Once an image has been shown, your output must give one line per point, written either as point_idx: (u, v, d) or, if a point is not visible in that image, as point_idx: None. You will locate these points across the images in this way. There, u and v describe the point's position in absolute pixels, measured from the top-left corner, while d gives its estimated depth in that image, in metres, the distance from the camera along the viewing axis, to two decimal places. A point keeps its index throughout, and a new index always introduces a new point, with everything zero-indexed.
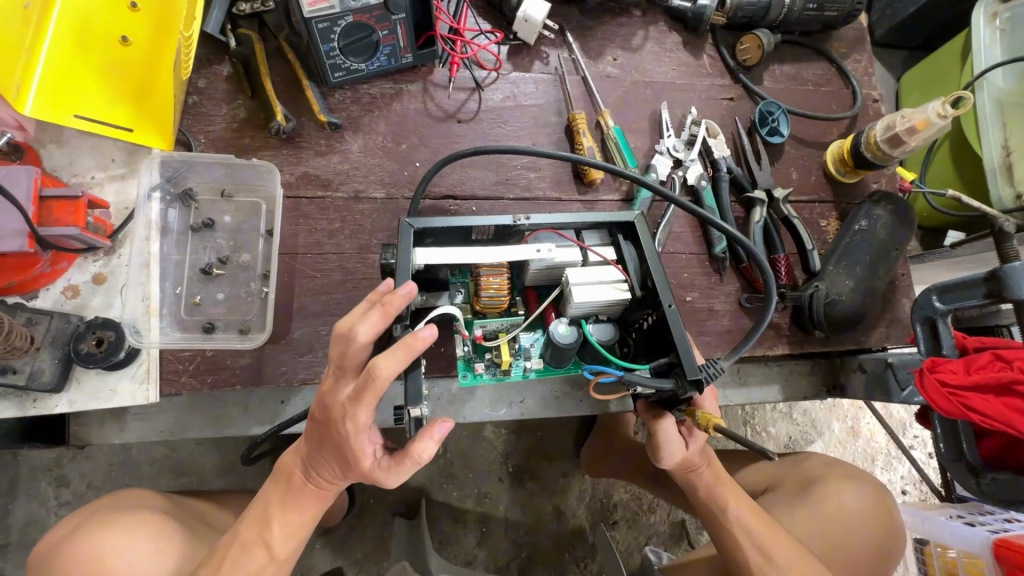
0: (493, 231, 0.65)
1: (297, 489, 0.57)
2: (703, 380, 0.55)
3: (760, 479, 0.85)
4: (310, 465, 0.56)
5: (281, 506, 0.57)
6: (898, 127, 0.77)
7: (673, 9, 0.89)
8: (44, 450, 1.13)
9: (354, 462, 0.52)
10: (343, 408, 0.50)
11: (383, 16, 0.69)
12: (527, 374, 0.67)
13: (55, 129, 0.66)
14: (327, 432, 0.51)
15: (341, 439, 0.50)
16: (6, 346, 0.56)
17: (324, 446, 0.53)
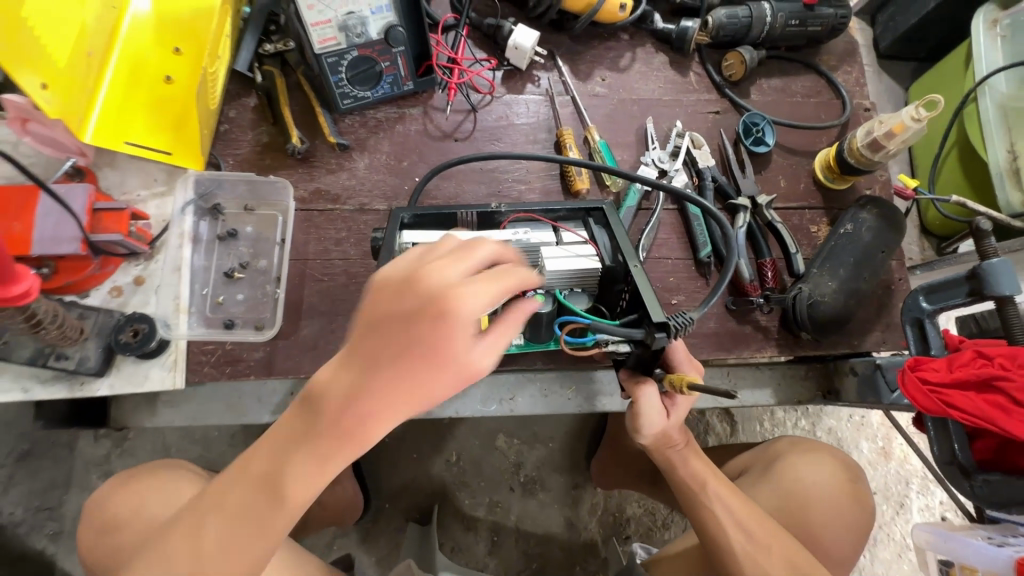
0: (478, 220, 0.74)
1: (331, 423, 0.46)
2: (674, 326, 0.59)
3: (741, 465, 0.97)
4: (358, 381, 0.44)
5: (298, 439, 0.47)
6: (877, 132, 0.80)
7: (659, 32, 0.95)
8: (96, 446, 1.27)
9: (439, 352, 0.42)
10: (448, 282, 0.43)
11: (385, 49, 0.79)
12: (507, 348, 0.74)
13: (110, 155, 0.78)
14: (433, 317, 0.42)
15: (443, 323, 0.42)
16: (61, 334, 0.67)
17: (394, 340, 0.43)
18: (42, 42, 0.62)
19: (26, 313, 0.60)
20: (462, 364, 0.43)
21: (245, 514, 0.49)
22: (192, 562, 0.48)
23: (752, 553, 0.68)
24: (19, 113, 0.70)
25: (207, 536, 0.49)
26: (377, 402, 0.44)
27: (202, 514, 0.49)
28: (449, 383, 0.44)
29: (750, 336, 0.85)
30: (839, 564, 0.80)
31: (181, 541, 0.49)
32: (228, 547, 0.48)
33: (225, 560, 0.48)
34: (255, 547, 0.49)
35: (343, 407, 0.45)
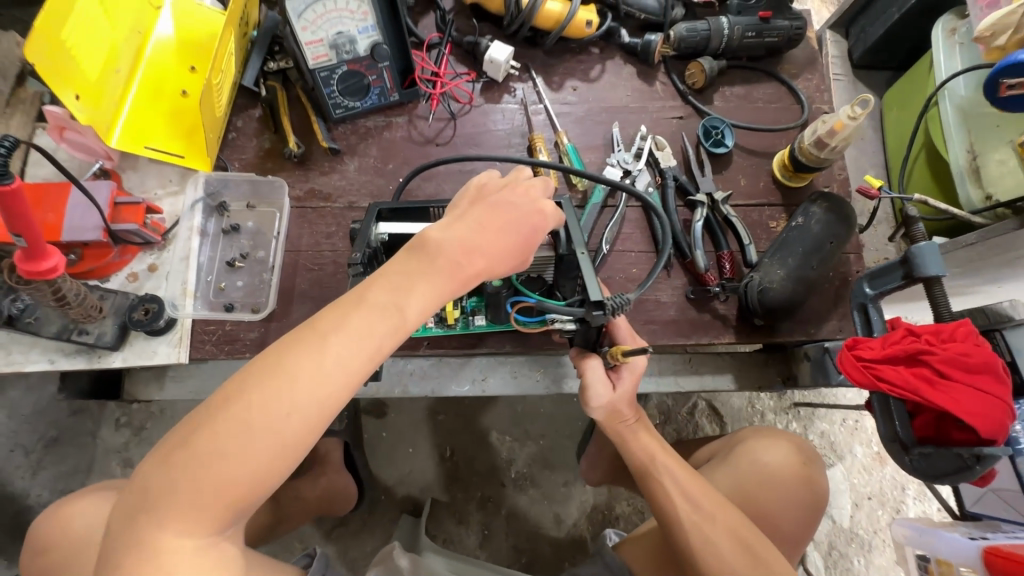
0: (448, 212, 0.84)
1: (444, 258, 0.57)
2: (609, 306, 0.66)
3: (710, 452, 1.04)
4: (467, 233, 0.59)
5: (416, 269, 0.57)
6: (819, 130, 0.87)
7: (626, 45, 1.03)
8: (118, 434, 1.39)
9: (531, 229, 0.61)
10: (540, 191, 0.65)
11: (371, 64, 0.89)
12: (471, 327, 0.84)
13: (133, 159, 0.89)
14: (535, 205, 0.62)
15: (540, 210, 0.63)
16: (83, 311, 0.77)
17: (504, 210, 0.61)
18: (77, 61, 0.74)
19: (51, 285, 0.70)
20: (535, 244, 0.62)
21: (365, 335, 0.53)
22: (312, 376, 0.51)
23: (698, 522, 0.73)
24: (58, 123, 0.82)
25: (329, 355, 0.52)
26: (477, 253, 0.59)
27: (320, 336, 0.52)
28: (513, 262, 0.61)
29: (708, 323, 0.90)
30: (786, 538, 0.88)
31: (302, 359, 0.51)
32: (347, 364, 0.52)
33: (342, 377, 0.52)
34: (364, 368, 0.53)
35: (454, 250, 0.58)
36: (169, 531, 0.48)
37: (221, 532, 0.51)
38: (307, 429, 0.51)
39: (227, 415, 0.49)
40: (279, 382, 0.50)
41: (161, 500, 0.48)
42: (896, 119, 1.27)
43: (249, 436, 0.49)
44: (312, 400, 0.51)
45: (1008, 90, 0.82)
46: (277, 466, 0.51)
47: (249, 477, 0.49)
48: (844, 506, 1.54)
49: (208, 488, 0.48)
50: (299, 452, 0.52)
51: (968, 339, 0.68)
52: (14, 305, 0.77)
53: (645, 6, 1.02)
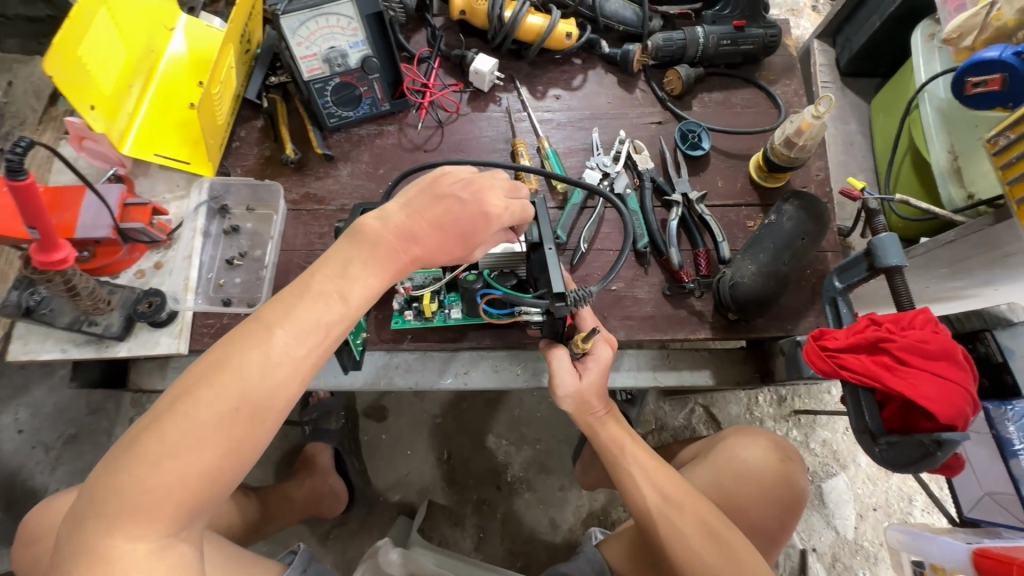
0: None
1: (387, 247, 0.63)
2: (572, 299, 0.70)
3: (694, 452, 1.06)
4: (409, 225, 0.64)
5: (359, 261, 0.62)
6: (787, 130, 0.90)
7: (607, 55, 1.08)
8: (130, 433, 1.45)
9: (469, 226, 0.66)
10: (493, 192, 0.69)
11: (362, 76, 0.96)
12: (447, 320, 0.88)
13: (145, 167, 0.97)
14: (478, 203, 0.67)
15: (484, 214, 0.67)
16: (92, 304, 0.83)
17: (450, 208, 0.66)
18: (92, 75, 0.82)
19: (64, 279, 0.76)
20: (474, 240, 0.67)
21: (309, 324, 0.58)
22: (259, 368, 0.55)
23: (666, 511, 0.74)
24: (78, 133, 0.89)
25: (275, 346, 0.56)
26: (416, 243, 0.65)
27: (265, 329, 0.56)
28: (451, 255, 0.68)
29: (685, 319, 0.92)
30: (762, 534, 0.89)
31: (250, 352, 0.55)
32: (293, 354, 0.56)
33: (289, 366, 0.56)
34: (310, 357, 0.58)
35: (396, 239, 0.64)
36: (122, 535, 0.49)
37: (178, 533, 0.52)
38: (258, 420, 0.55)
39: (176, 413, 0.52)
40: (228, 375, 0.54)
41: (112, 504, 0.49)
42: (884, 123, 1.28)
43: (199, 430, 0.52)
44: (261, 390, 0.55)
45: (974, 88, 0.85)
46: (230, 459, 0.53)
47: (202, 472, 0.52)
48: (848, 517, 1.46)
49: (161, 488, 0.50)
50: (252, 443, 0.55)
51: (927, 326, 0.69)
52: (32, 297, 0.84)
53: (624, 19, 1.07)
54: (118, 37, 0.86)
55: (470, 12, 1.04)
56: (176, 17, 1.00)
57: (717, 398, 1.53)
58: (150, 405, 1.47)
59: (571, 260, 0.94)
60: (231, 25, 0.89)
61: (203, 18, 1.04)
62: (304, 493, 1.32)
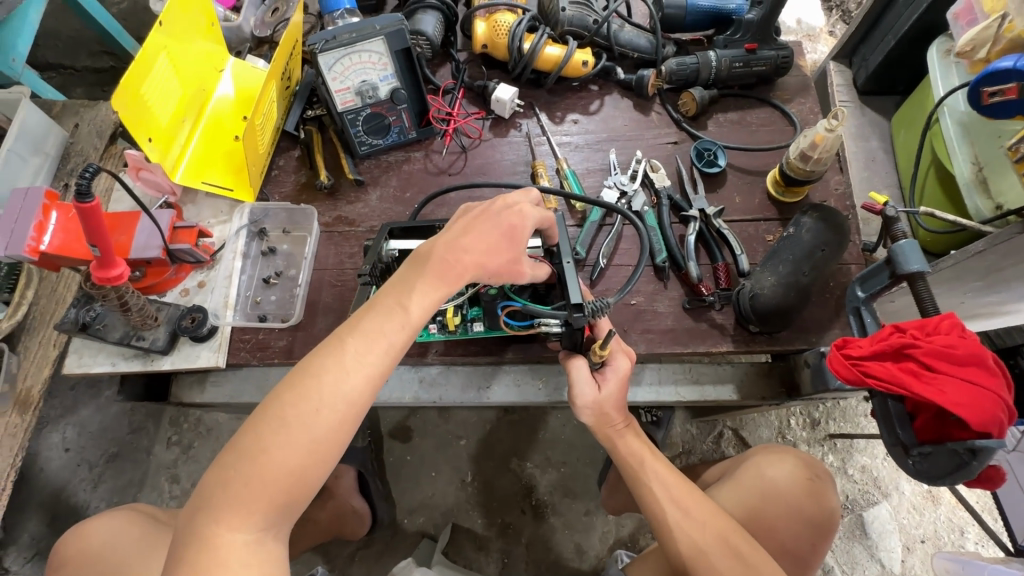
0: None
1: (437, 259, 0.65)
2: (589, 311, 0.72)
3: (719, 472, 1.03)
4: (452, 239, 0.66)
5: (417, 275, 0.64)
6: (801, 145, 0.92)
7: (622, 81, 1.13)
8: (167, 452, 1.51)
9: (509, 226, 0.67)
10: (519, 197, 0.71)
11: (391, 107, 1.03)
12: (472, 334, 0.89)
13: (192, 195, 1.05)
14: (510, 207, 0.69)
15: (518, 211, 0.69)
16: (142, 319, 0.89)
17: (484, 216, 0.68)
18: (152, 110, 0.90)
19: (118, 295, 0.83)
20: (517, 242, 0.68)
21: (376, 334, 0.61)
22: (334, 375, 0.58)
23: (686, 528, 0.73)
24: (135, 165, 0.97)
25: (346, 355, 0.59)
26: (465, 252, 0.65)
27: (339, 341, 0.61)
28: (504, 261, 0.68)
29: (706, 332, 0.93)
30: (793, 556, 0.86)
31: (326, 361, 0.59)
32: (363, 363, 0.60)
33: (360, 375, 0.59)
34: (380, 367, 0.60)
35: (444, 250, 0.65)
36: (223, 526, 0.54)
37: (269, 529, 0.56)
38: (334, 425, 0.58)
39: (266, 417, 0.57)
40: (307, 382, 0.58)
41: (216, 497, 0.55)
42: (905, 139, 1.28)
43: (284, 432, 0.56)
44: (337, 397, 0.58)
45: (992, 98, 0.86)
46: (312, 461, 0.57)
47: (289, 472, 0.56)
48: (893, 549, 1.35)
49: (255, 485, 0.55)
50: (331, 447, 0.58)
51: (953, 331, 0.68)
52: (88, 313, 0.90)
53: (638, 46, 1.13)
54: (176, 77, 0.94)
55: (492, 45, 1.12)
56: (225, 60, 1.10)
57: (747, 420, 1.48)
58: (187, 425, 1.53)
59: (591, 275, 0.96)
60: (275, 62, 0.97)
61: (248, 60, 1.14)
62: (329, 514, 1.33)
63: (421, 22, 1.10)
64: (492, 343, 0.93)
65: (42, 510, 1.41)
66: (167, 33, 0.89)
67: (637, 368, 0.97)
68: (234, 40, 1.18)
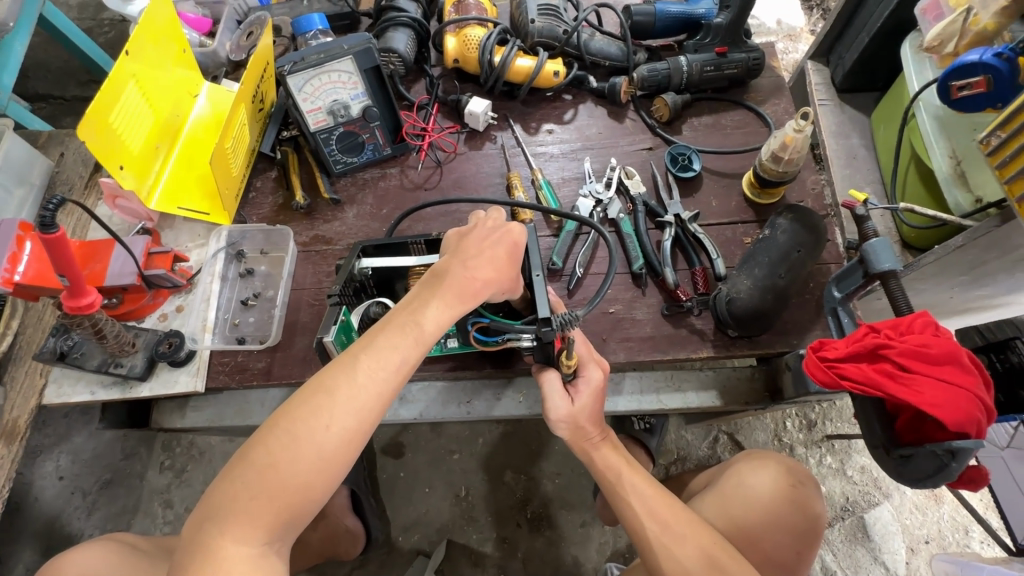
0: (426, 245, 0.91)
1: (454, 278, 0.65)
2: (557, 326, 0.71)
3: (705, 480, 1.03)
4: (462, 260, 0.66)
5: (432, 294, 0.64)
6: (771, 146, 0.92)
7: (595, 89, 1.13)
8: (159, 477, 1.50)
9: (511, 245, 0.69)
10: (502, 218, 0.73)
11: (364, 124, 1.03)
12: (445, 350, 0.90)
13: (170, 220, 1.06)
14: (503, 229, 0.70)
15: (512, 232, 0.70)
16: (118, 346, 0.89)
17: (486, 237, 0.69)
18: (123, 138, 0.89)
19: (92, 323, 0.83)
20: (519, 257, 0.70)
21: (390, 351, 0.60)
22: (348, 390, 0.57)
23: (666, 543, 0.71)
24: (112, 192, 0.98)
25: (359, 370, 0.58)
26: (479, 272, 0.66)
27: (352, 356, 0.59)
28: (509, 279, 0.68)
29: (685, 338, 0.92)
30: (778, 566, 0.85)
31: (340, 375, 0.58)
32: (376, 379, 0.58)
33: (374, 388, 0.58)
34: (393, 383, 0.59)
35: (461, 269, 0.66)
36: (228, 538, 0.52)
37: (273, 543, 0.54)
38: (345, 439, 0.56)
39: (276, 427, 0.55)
40: (321, 396, 0.56)
41: (222, 509, 0.52)
42: (885, 135, 1.27)
43: (296, 445, 0.54)
44: (350, 411, 0.56)
45: (960, 92, 0.86)
46: (322, 474, 0.55)
47: (299, 485, 0.54)
48: (897, 551, 1.32)
49: (263, 495, 0.53)
50: (341, 461, 0.56)
51: (927, 330, 0.68)
52: (66, 342, 0.91)
53: (609, 54, 1.13)
54: (148, 105, 0.95)
55: (463, 59, 1.12)
56: (200, 85, 1.12)
57: (742, 424, 1.46)
58: (179, 449, 1.52)
59: (568, 285, 0.95)
60: (244, 87, 0.98)
61: (223, 84, 1.16)
62: (321, 534, 1.32)
63: (392, 40, 1.10)
64: (470, 357, 0.92)
65: (36, 540, 1.40)
66: (136, 62, 0.90)
67: (617, 377, 0.96)
68: (210, 65, 1.20)
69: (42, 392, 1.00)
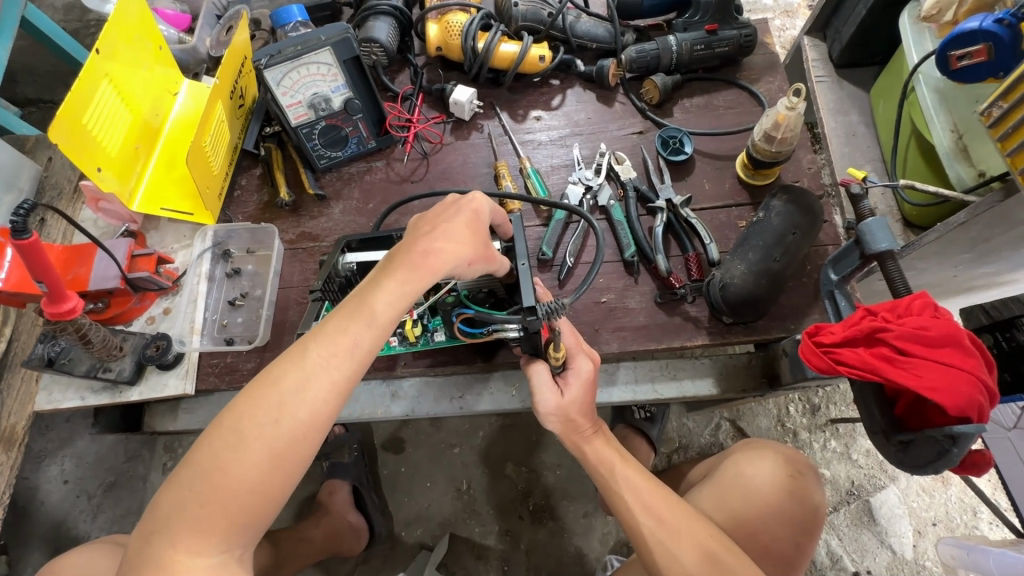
0: None
1: (407, 254, 0.61)
2: (540, 314, 0.68)
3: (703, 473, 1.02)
4: (416, 237, 0.63)
5: (383, 274, 0.60)
6: (764, 126, 0.89)
7: (584, 73, 1.10)
8: (162, 478, 1.50)
9: (472, 215, 0.67)
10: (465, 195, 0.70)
11: (346, 117, 1.01)
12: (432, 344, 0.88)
13: (156, 222, 1.05)
14: (462, 201, 0.68)
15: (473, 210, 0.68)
16: (105, 350, 0.88)
17: (442, 214, 0.66)
18: (98, 139, 0.87)
19: (77, 329, 0.82)
20: (483, 228, 0.67)
21: (341, 336, 0.57)
22: (297, 382, 0.54)
23: (662, 539, 0.70)
24: (94, 195, 0.97)
25: (308, 359, 0.55)
26: (435, 243, 0.63)
27: (301, 347, 0.56)
28: (474, 249, 0.65)
29: (680, 326, 0.89)
30: (778, 559, 0.83)
31: (288, 369, 0.55)
32: (328, 368, 0.55)
33: (325, 381, 0.55)
34: (347, 372, 0.56)
35: (412, 243, 0.62)
36: (182, 551, 0.51)
37: (232, 551, 0.53)
38: (297, 436, 0.54)
39: (222, 428, 0.53)
40: (267, 392, 0.54)
41: (170, 521, 0.51)
42: (884, 112, 1.24)
43: (243, 446, 0.52)
44: (299, 405, 0.54)
45: (960, 61, 0.83)
46: (276, 475, 0.53)
47: (251, 489, 0.52)
48: (904, 534, 1.30)
49: (213, 503, 0.51)
50: (296, 459, 0.54)
51: (926, 311, 0.65)
52: (53, 348, 0.90)
53: (596, 36, 1.10)
54: (124, 105, 0.93)
55: (446, 47, 1.10)
56: (179, 83, 1.10)
57: (744, 410, 1.44)
58: (182, 450, 1.52)
59: (558, 275, 0.93)
60: (220, 82, 0.96)
61: (202, 81, 1.14)
62: (323, 531, 1.32)
63: (373, 29, 1.07)
64: (461, 351, 0.91)
65: (42, 544, 1.40)
66: (107, 61, 0.88)
67: (611, 367, 0.95)
68: (190, 62, 1.17)
69: (39, 399, 0.95)
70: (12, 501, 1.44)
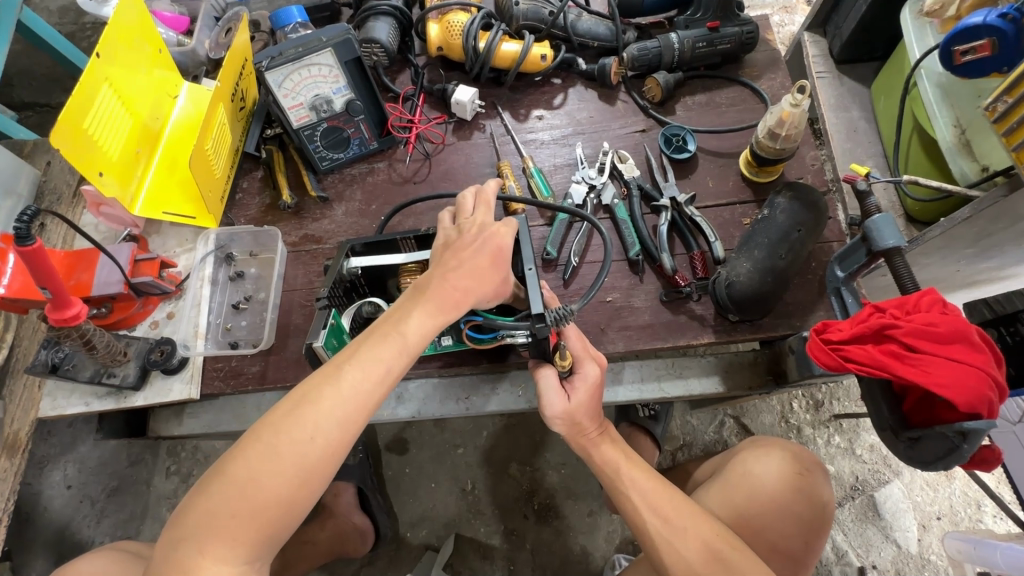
0: (416, 241, 0.89)
1: (435, 286, 0.63)
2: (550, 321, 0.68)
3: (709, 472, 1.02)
4: (442, 269, 0.64)
5: (412, 304, 0.62)
6: (767, 123, 0.89)
7: (585, 72, 1.10)
8: (165, 482, 1.49)
9: (495, 248, 0.66)
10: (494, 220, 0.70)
11: (348, 119, 1.00)
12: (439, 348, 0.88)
13: (157, 225, 1.05)
14: (489, 231, 0.68)
15: (499, 245, 0.67)
16: (110, 356, 0.88)
17: (466, 245, 0.66)
18: (100, 144, 0.87)
19: (81, 335, 0.81)
20: (505, 262, 0.67)
21: (375, 361, 0.58)
22: (332, 400, 0.55)
23: (667, 537, 0.70)
24: (95, 200, 0.97)
25: (344, 378, 0.56)
26: (459, 279, 0.64)
27: (336, 366, 0.58)
28: (491, 285, 0.65)
29: (685, 325, 0.89)
30: (785, 555, 0.84)
31: (324, 387, 0.56)
32: (361, 389, 0.57)
33: (359, 401, 0.56)
34: (378, 394, 0.58)
35: (440, 279, 0.64)
36: (207, 558, 0.51)
37: (254, 561, 0.53)
38: (329, 452, 0.55)
39: (259, 441, 0.54)
40: (304, 407, 0.55)
41: (198, 529, 0.51)
42: (887, 105, 1.24)
43: (277, 459, 0.53)
44: (333, 422, 0.55)
45: (964, 57, 0.83)
46: (306, 489, 0.54)
47: (281, 499, 0.53)
48: (909, 528, 1.30)
49: (244, 513, 0.52)
50: (325, 474, 0.55)
51: (934, 308, 0.65)
52: (57, 354, 0.89)
53: (597, 35, 1.10)
54: (125, 108, 0.93)
55: (447, 47, 1.09)
56: (179, 85, 1.09)
57: (748, 407, 1.44)
58: (185, 454, 1.51)
59: (563, 275, 0.93)
60: (221, 84, 0.95)
61: (203, 83, 1.14)
62: (329, 534, 1.32)
63: (374, 30, 1.07)
64: (466, 353, 0.91)
65: (46, 550, 1.40)
66: (107, 64, 0.88)
67: (617, 366, 0.94)
68: (190, 64, 1.17)
69: (42, 406, 0.94)
70: (15, 507, 1.43)
